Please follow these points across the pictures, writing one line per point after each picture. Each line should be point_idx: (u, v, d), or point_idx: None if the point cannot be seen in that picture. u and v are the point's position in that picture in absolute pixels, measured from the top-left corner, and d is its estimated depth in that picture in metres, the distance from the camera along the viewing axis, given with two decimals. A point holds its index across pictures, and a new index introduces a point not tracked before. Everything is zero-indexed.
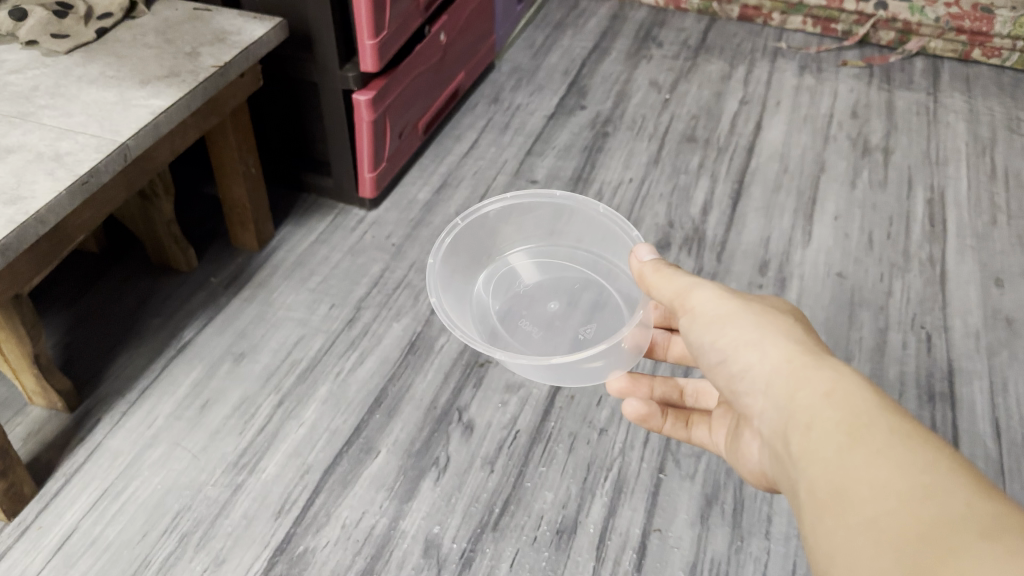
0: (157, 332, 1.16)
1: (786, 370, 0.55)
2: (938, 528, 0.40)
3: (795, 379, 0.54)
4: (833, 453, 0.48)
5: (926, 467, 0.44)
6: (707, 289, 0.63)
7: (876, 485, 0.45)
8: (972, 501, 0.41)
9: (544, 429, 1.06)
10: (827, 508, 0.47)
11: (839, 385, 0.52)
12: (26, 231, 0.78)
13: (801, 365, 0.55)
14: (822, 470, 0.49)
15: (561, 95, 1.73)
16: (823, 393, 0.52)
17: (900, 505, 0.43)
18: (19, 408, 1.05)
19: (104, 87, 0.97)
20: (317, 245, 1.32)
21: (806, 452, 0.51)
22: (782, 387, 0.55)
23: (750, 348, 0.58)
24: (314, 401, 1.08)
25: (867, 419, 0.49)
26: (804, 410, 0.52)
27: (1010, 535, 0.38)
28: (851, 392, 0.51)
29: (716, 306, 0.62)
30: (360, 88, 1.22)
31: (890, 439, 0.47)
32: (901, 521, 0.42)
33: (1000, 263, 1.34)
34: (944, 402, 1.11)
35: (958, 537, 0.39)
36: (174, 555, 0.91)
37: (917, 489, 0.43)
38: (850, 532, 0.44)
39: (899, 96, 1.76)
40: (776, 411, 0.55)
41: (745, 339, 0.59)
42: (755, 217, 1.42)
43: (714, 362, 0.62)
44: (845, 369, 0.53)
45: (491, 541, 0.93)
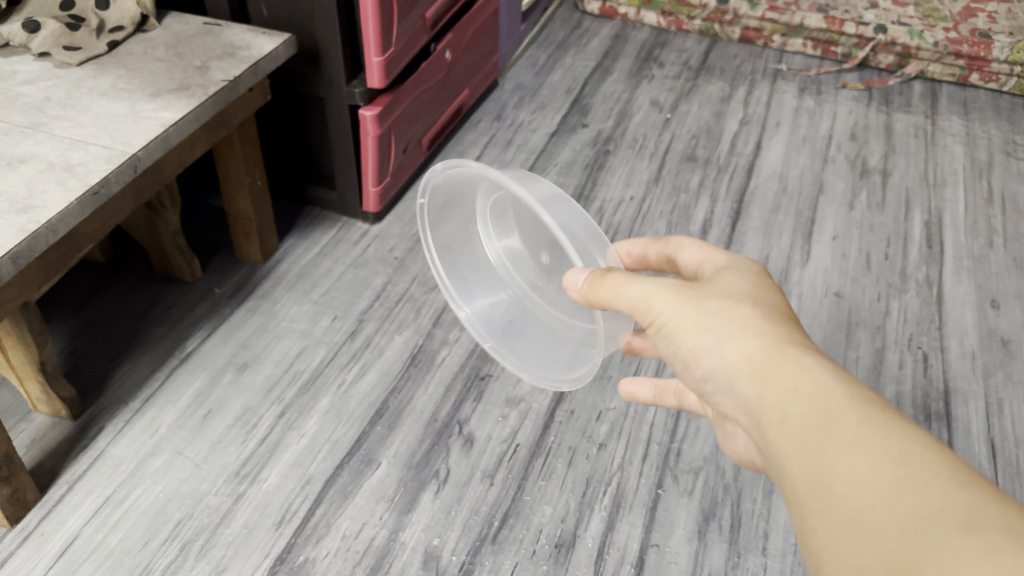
0: (161, 341, 1.17)
1: (749, 368, 0.52)
2: (922, 525, 0.38)
3: (760, 377, 0.51)
4: (805, 450, 0.46)
5: (900, 457, 0.42)
6: (660, 285, 0.59)
7: (852, 482, 0.42)
8: (951, 490, 0.39)
9: (543, 444, 1.07)
10: (807, 506, 0.45)
11: (804, 378, 0.49)
12: (38, 240, 0.80)
13: (764, 359, 0.52)
14: (799, 468, 0.46)
15: (563, 113, 1.75)
16: (790, 389, 0.49)
17: (878, 502, 0.41)
18: (23, 415, 1.06)
19: (115, 99, 0.98)
20: (320, 258, 1.34)
21: (780, 450, 0.48)
22: (747, 385, 0.52)
23: (710, 349, 0.55)
24: (316, 412, 1.09)
25: (835, 410, 0.46)
26: (772, 407, 0.49)
27: (993, 531, 0.36)
28: (816, 383, 0.48)
29: (672, 303, 0.58)
30: (366, 104, 1.24)
31: (859, 429, 0.44)
32: (882, 518, 0.40)
33: (996, 285, 1.36)
34: (940, 422, 1.12)
35: (939, 534, 0.37)
36: (175, 563, 0.91)
37: (893, 485, 0.41)
38: (831, 534, 0.42)
39: (897, 118, 1.78)
40: (746, 411, 0.52)
41: (704, 341, 0.55)
42: (754, 236, 1.44)
43: (681, 365, 0.59)
44: (807, 357, 0.50)
45: (490, 553, 0.94)
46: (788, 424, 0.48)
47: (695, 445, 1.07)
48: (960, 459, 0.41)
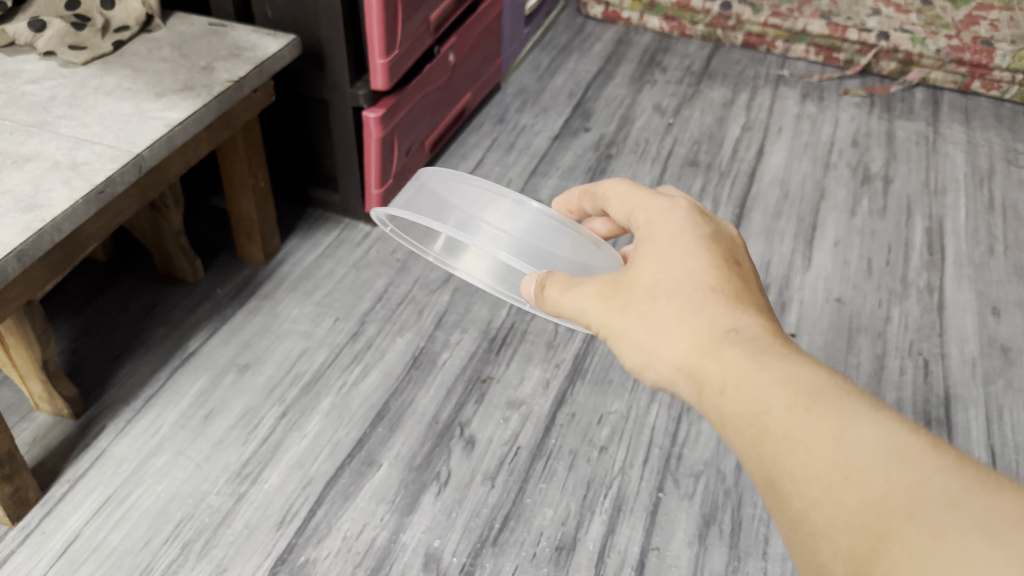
0: (163, 341, 1.17)
1: (685, 375, 0.54)
2: (866, 513, 0.40)
3: (698, 380, 0.53)
4: (754, 453, 0.48)
5: (836, 444, 0.43)
6: (590, 302, 0.60)
7: (798, 477, 0.44)
8: (890, 473, 0.41)
9: (544, 447, 1.07)
10: (768, 503, 0.47)
11: (731, 377, 0.50)
12: (43, 238, 0.80)
13: (697, 361, 0.53)
14: (753, 468, 0.48)
15: (566, 117, 1.75)
16: (722, 389, 0.51)
17: (824, 496, 0.42)
18: (25, 413, 1.06)
19: (121, 99, 0.98)
20: (322, 259, 1.34)
21: (733, 449, 0.50)
22: (691, 388, 0.54)
23: (644, 360, 0.57)
24: (317, 413, 1.09)
25: (769, 406, 0.47)
26: (715, 409, 0.51)
27: (936, 514, 0.38)
28: (745, 381, 0.49)
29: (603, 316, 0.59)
30: (369, 105, 1.24)
31: (792, 421, 0.46)
32: (830, 512, 0.42)
33: (997, 293, 1.36)
34: (941, 428, 1.12)
35: (885, 525, 0.39)
36: (176, 563, 0.91)
37: (833, 474, 0.42)
38: (791, 532, 0.44)
39: (899, 125, 1.79)
40: (698, 409, 0.54)
41: (640, 352, 0.57)
42: (756, 241, 1.44)
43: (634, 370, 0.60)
44: (730, 351, 0.51)
45: (491, 556, 0.94)
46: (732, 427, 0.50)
47: (695, 449, 1.08)
48: (895, 429, 0.43)
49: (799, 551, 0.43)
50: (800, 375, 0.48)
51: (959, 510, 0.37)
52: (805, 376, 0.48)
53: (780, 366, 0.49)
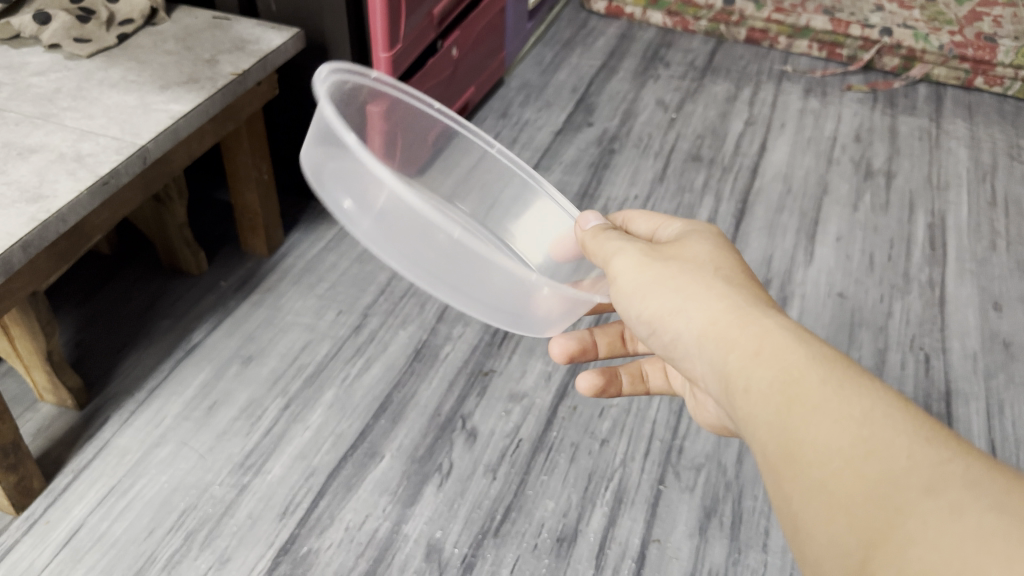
0: (167, 333, 1.18)
1: (714, 333, 0.54)
2: (883, 486, 0.40)
3: (725, 341, 0.53)
4: (773, 415, 0.47)
5: (864, 419, 0.43)
6: (629, 257, 0.62)
7: (818, 446, 0.44)
8: (914, 451, 0.41)
9: (546, 439, 1.07)
10: (775, 469, 0.46)
11: (766, 343, 0.50)
12: (48, 229, 0.80)
13: (731, 324, 0.53)
14: (767, 433, 0.47)
15: (569, 111, 1.76)
16: (752, 353, 0.51)
17: (844, 466, 0.42)
18: (30, 404, 1.06)
19: (125, 91, 0.99)
20: (326, 252, 1.34)
21: (748, 413, 0.49)
22: (715, 350, 0.53)
23: (678, 316, 0.56)
24: (320, 405, 1.09)
25: (801, 373, 0.47)
26: (740, 370, 0.50)
27: (956, 491, 0.38)
28: (780, 350, 0.49)
29: (638, 272, 0.61)
30: None
31: (823, 391, 0.46)
32: (850, 480, 0.41)
33: (999, 288, 1.36)
34: (942, 422, 1.13)
35: (903, 497, 0.39)
36: (179, 552, 0.92)
37: (855, 446, 0.42)
38: (800, 498, 0.43)
39: (902, 121, 1.79)
40: (713, 373, 0.53)
41: (670, 307, 0.57)
42: (758, 236, 1.44)
43: (647, 331, 0.60)
44: (768, 323, 0.52)
45: (492, 547, 0.95)
46: (754, 390, 0.49)
47: (696, 442, 1.08)
48: (921, 420, 0.43)
49: (808, 516, 0.42)
50: (834, 358, 0.48)
51: (980, 491, 0.37)
52: (840, 359, 0.48)
53: (817, 346, 0.49)
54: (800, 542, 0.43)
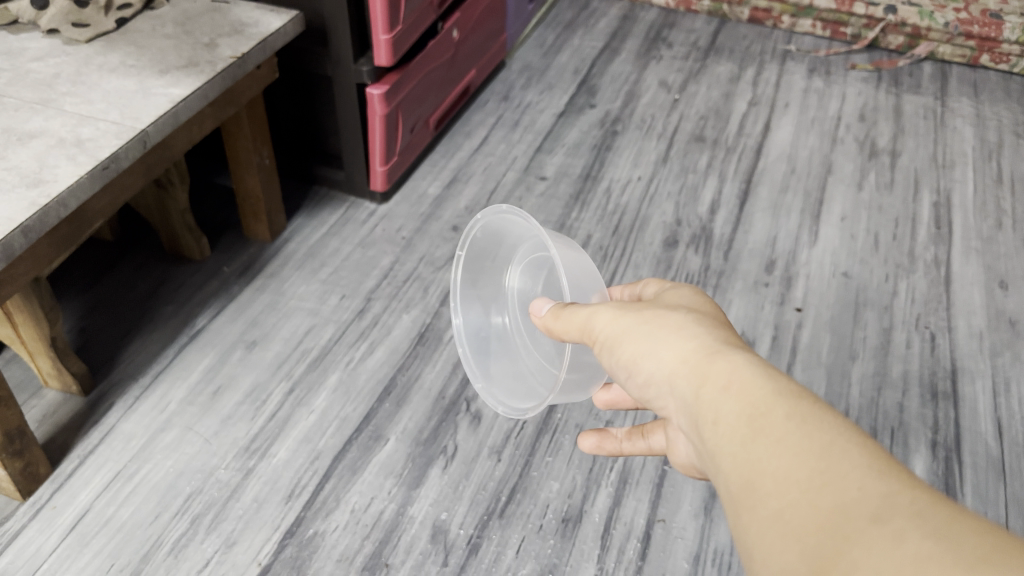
0: (171, 319, 1.18)
1: (683, 371, 0.49)
2: (835, 518, 0.36)
3: (695, 376, 0.48)
4: (736, 448, 0.43)
5: (823, 453, 0.39)
6: (605, 310, 0.57)
7: (778, 477, 0.40)
8: (867, 484, 0.37)
9: (551, 421, 1.07)
10: (736, 505, 0.42)
11: (734, 377, 0.46)
12: (49, 214, 0.80)
13: (698, 360, 0.49)
14: (730, 466, 0.43)
15: (571, 93, 1.75)
16: (720, 390, 0.46)
17: (800, 498, 0.38)
18: (34, 390, 1.07)
19: (124, 76, 0.98)
20: (329, 237, 1.34)
21: (713, 448, 0.44)
22: (685, 384, 0.49)
23: (647, 356, 0.52)
24: (325, 389, 1.10)
25: (764, 405, 0.43)
26: (707, 401, 0.46)
27: (903, 518, 0.34)
28: (746, 385, 0.45)
29: (615, 303, 0.57)
30: (373, 82, 1.23)
31: (787, 425, 0.41)
32: (806, 514, 0.37)
33: (1004, 266, 1.35)
34: (947, 401, 1.12)
35: (852, 528, 0.35)
36: (186, 536, 0.92)
37: (813, 481, 0.38)
38: (759, 532, 0.39)
39: (906, 100, 1.78)
40: (681, 410, 0.49)
41: (642, 344, 0.52)
42: (763, 216, 1.44)
43: (621, 376, 0.55)
44: (737, 355, 0.47)
45: (498, 528, 0.95)
46: (721, 423, 0.44)
47: None
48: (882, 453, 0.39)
49: (764, 552, 0.39)
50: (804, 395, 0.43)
51: (926, 518, 0.33)
52: (806, 396, 0.43)
53: (786, 381, 0.45)
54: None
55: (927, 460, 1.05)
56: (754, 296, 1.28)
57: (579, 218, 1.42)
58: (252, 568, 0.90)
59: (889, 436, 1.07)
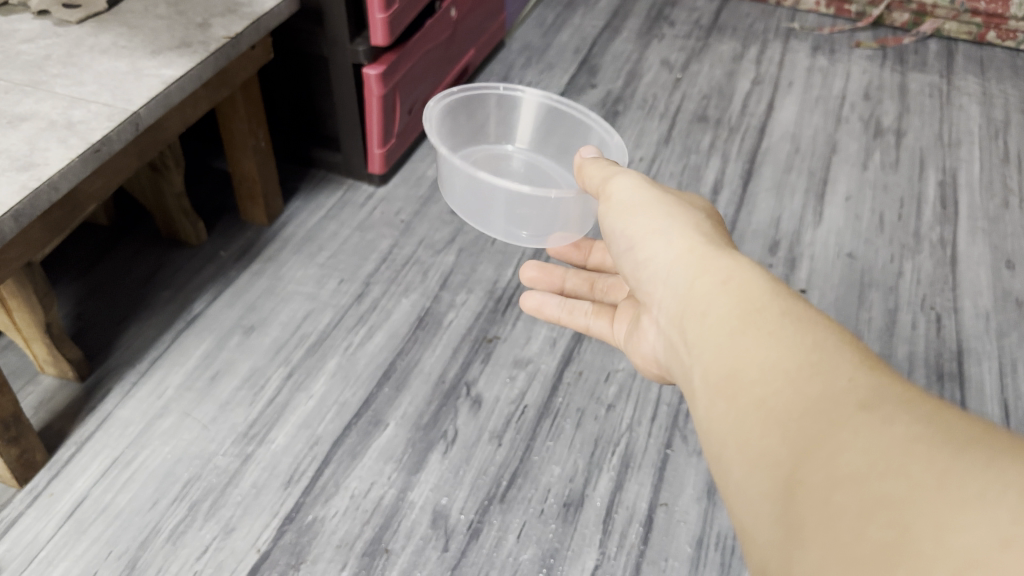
0: (168, 304, 1.16)
1: (689, 260, 0.57)
2: (823, 402, 0.40)
3: (698, 269, 0.56)
4: (727, 335, 0.49)
5: (815, 348, 0.44)
6: (629, 180, 0.67)
7: (765, 367, 0.45)
8: (857, 375, 0.41)
9: (552, 405, 1.06)
10: (724, 392, 0.47)
11: (735, 275, 0.53)
12: (39, 197, 0.78)
13: (701, 254, 0.57)
14: (719, 350, 0.49)
15: (572, 73, 1.72)
16: (721, 282, 0.53)
17: (788, 385, 0.43)
18: (31, 377, 1.06)
19: (116, 57, 0.97)
20: (327, 221, 1.33)
21: (705, 332, 0.51)
22: (684, 274, 0.57)
23: (656, 239, 0.61)
24: (324, 374, 1.08)
25: (763, 305, 0.49)
26: (713, 301, 0.52)
27: (891, 406, 0.37)
28: (746, 284, 0.51)
29: (633, 193, 0.66)
30: (370, 62, 1.21)
31: (781, 320, 0.47)
32: (794, 400, 0.42)
33: (1011, 246, 1.34)
34: (953, 382, 1.11)
35: (841, 412, 0.39)
36: (184, 522, 0.92)
37: (801, 366, 0.43)
38: (744, 415, 0.44)
39: (912, 78, 1.75)
40: (682, 305, 0.56)
41: (655, 231, 0.61)
42: (766, 197, 1.42)
43: (623, 250, 0.64)
44: (743, 261, 0.54)
45: (499, 512, 0.94)
46: (715, 311, 0.51)
47: None
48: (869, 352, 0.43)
49: (748, 434, 0.43)
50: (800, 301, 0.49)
51: (913, 408, 0.37)
52: (797, 295, 0.50)
53: (784, 288, 0.51)
54: (734, 459, 0.44)
55: None
56: None
57: None
58: (251, 554, 0.89)
59: None
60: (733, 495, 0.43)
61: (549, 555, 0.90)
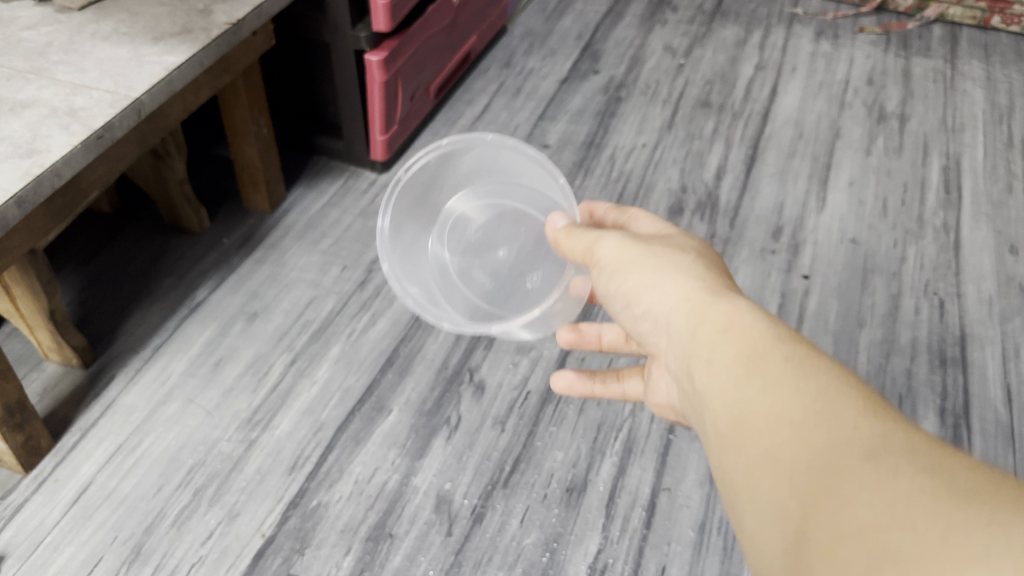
0: (171, 291, 1.17)
1: (684, 308, 0.54)
2: (828, 456, 0.38)
3: (695, 315, 0.53)
4: (731, 384, 0.47)
5: (818, 395, 0.42)
6: (612, 239, 0.62)
7: (770, 416, 0.43)
8: (862, 424, 0.39)
9: (555, 390, 1.06)
10: (731, 443, 0.45)
11: (733, 318, 0.50)
12: (42, 184, 0.78)
13: (697, 300, 0.53)
14: (723, 404, 0.47)
15: (574, 59, 1.72)
16: (718, 327, 0.50)
17: (794, 435, 0.41)
18: (35, 363, 1.06)
19: (117, 44, 0.96)
20: (329, 208, 1.33)
21: (708, 384, 0.49)
22: (683, 323, 0.53)
23: (650, 289, 0.57)
24: (327, 360, 1.09)
25: (765, 350, 0.46)
26: (708, 344, 0.50)
27: (895, 457, 0.36)
28: (744, 327, 0.49)
29: (620, 252, 0.60)
30: (372, 48, 1.21)
31: (783, 364, 0.45)
32: (797, 451, 0.40)
33: (1015, 231, 1.33)
34: (956, 367, 1.11)
35: (844, 465, 0.37)
36: (189, 508, 0.92)
37: (806, 415, 0.41)
38: (751, 469, 0.42)
39: (916, 62, 1.74)
40: (681, 352, 0.53)
41: (648, 280, 0.57)
42: (769, 182, 1.42)
43: (620, 308, 0.61)
44: (739, 301, 0.51)
45: (502, 497, 0.94)
46: (717, 359, 0.49)
47: None
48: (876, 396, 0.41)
49: (756, 487, 0.42)
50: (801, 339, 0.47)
51: (921, 458, 0.36)
52: (800, 334, 0.47)
53: (783, 326, 0.48)
54: (750, 515, 0.42)
55: (935, 426, 1.04)
56: (761, 263, 1.26)
57: (582, 186, 1.40)
58: (256, 539, 0.90)
59: (897, 402, 1.06)
60: (752, 550, 0.42)
61: (552, 539, 0.91)
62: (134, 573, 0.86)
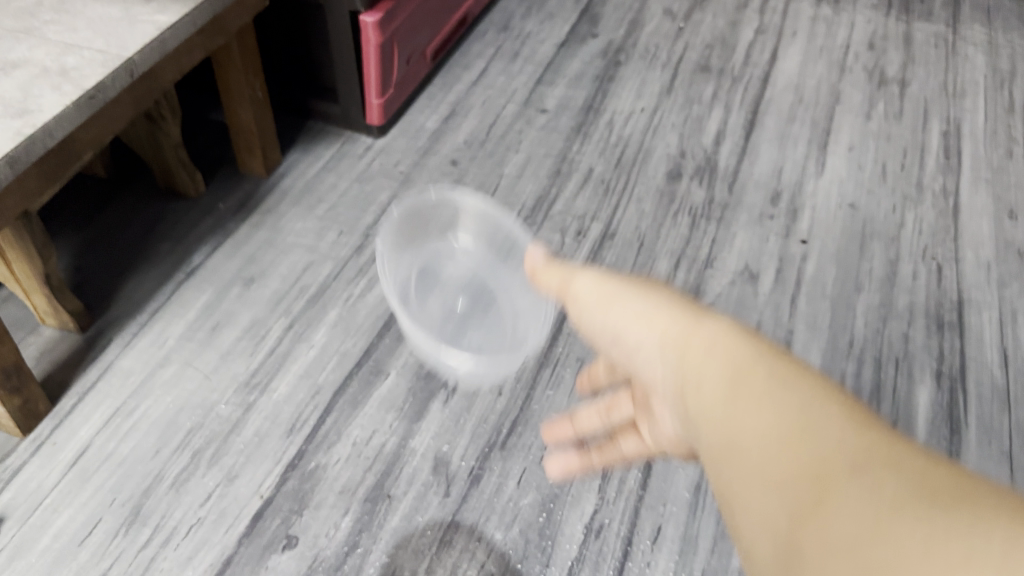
0: (168, 255, 1.16)
1: (669, 345, 0.50)
2: (819, 478, 0.36)
3: (682, 343, 0.49)
4: (717, 413, 0.44)
5: (799, 410, 0.39)
6: (586, 277, 0.58)
7: (757, 439, 0.40)
8: (846, 437, 0.37)
9: (552, 354, 1.07)
10: (724, 469, 0.43)
11: (716, 336, 0.47)
12: (35, 144, 0.78)
13: (681, 329, 0.49)
14: (711, 435, 0.44)
15: (573, 23, 1.70)
16: (702, 349, 0.47)
17: (780, 461, 0.38)
18: (32, 328, 1.06)
19: (108, 3, 0.95)
20: (324, 173, 1.32)
21: (697, 419, 0.46)
22: (671, 355, 0.49)
23: (635, 324, 0.53)
24: (324, 324, 1.09)
25: (747, 364, 0.44)
26: (693, 373, 0.47)
27: (882, 474, 0.34)
28: (723, 347, 0.46)
29: (598, 289, 0.56)
30: (367, 9, 1.20)
31: (766, 380, 0.42)
32: (789, 481, 0.38)
33: (1014, 196, 1.33)
34: (953, 331, 1.11)
35: (832, 486, 0.35)
36: (187, 470, 0.92)
37: (789, 433, 0.39)
38: (744, 501, 0.40)
39: (918, 27, 1.72)
40: (672, 388, 0.50)
41: (628, 316, 0.53)
42: (768, 147, 1.41)
43: (607, 340, 0.56)
44: (716, 322, 0.48)
45: (499, 459, 0.95)
46: (703, 386, 0.45)
47: None
48: (858, 406, 0.39)
49: (750, 517, 0.40)
50: (779, 353, 0.44)
51: (905, 470, 0.34)
52: (781, 347, 0.45)
53: (760, 337, 0.46)
54: (751, 556, 0.40)
55: (931, 390, 1.04)
56: (759, 228, 1.26)
57: (580, 151, 1.39)
58: (254, 500, 0.90)
59: (893, 366, 1.07)
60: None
61: (549, 500, 0.91)
62: (132, 535, 0.87)
